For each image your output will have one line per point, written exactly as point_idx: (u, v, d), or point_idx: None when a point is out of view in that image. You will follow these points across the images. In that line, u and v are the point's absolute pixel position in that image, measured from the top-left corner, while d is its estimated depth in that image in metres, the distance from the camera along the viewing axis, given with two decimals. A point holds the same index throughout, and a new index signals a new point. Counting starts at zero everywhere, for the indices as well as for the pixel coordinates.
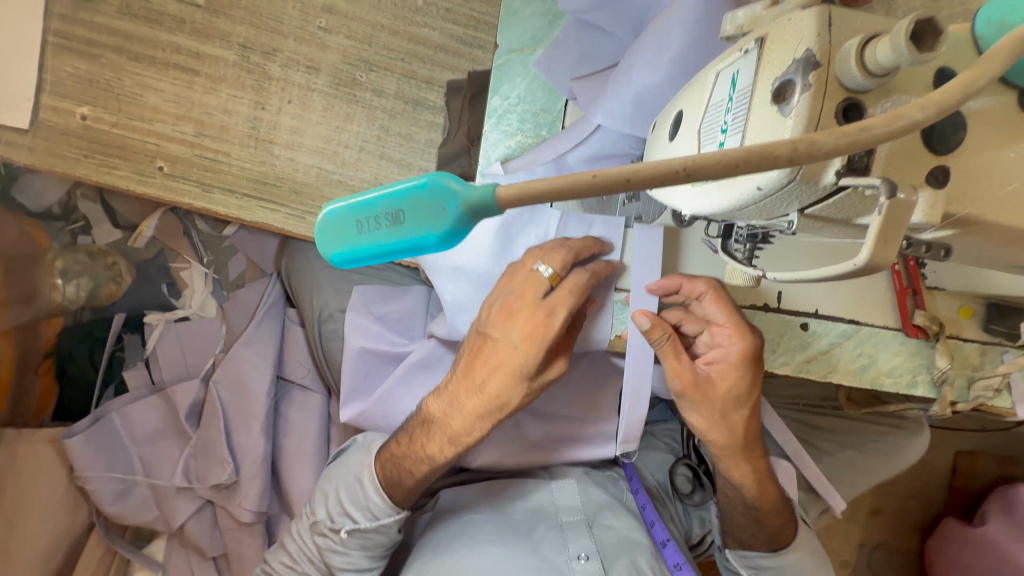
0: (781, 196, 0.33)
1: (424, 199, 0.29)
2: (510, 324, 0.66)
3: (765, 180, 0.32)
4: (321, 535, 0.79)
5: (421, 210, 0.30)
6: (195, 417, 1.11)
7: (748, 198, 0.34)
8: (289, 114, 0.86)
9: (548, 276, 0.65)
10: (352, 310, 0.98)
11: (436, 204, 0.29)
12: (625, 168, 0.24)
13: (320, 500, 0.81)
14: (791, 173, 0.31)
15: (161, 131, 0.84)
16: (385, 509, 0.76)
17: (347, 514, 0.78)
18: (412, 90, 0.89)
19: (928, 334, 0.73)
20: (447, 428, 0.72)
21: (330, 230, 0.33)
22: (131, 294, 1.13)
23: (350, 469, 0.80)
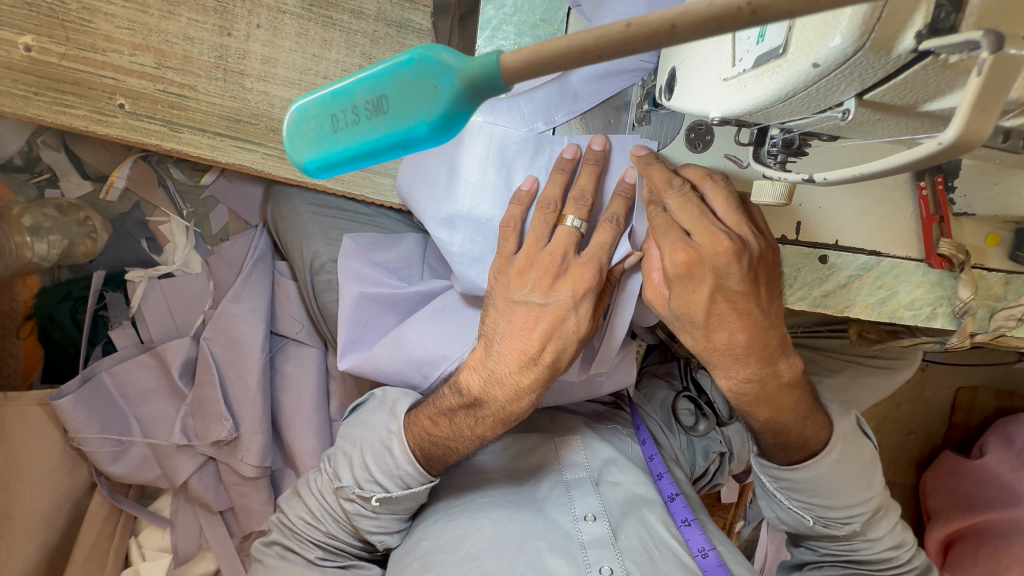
0: (841, 74, 0.28)
1: (410, 79, 0.26)
2: (558, 287, 0.63)
3: (824, 54, 0.28)
4: (346, 500, 0.77)
5: (408, 93, 0.26)
6: (189, 375, 1.08)
7: (800, 82, 0.30)
8: (259, 41, 0.77)
9: (574, 227, 0.63)
10: (345, 257, 0.92)
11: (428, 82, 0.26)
12: (669, 11, 0.22)
13: (344, 465, 0.78)
14: (860, 41, 0.26)
15: (117, 63, 0.75)
16: (417, 477, 0.74)
17: (374, 481, 0.75)
18: (395, 10, 0.80)
19: (953, 263, 0.69)
20: (500, 410, 0.69)
21: (302, 132, 0.29)
22: (110, 251, 1.08)
23: (377, 434, 0.76)
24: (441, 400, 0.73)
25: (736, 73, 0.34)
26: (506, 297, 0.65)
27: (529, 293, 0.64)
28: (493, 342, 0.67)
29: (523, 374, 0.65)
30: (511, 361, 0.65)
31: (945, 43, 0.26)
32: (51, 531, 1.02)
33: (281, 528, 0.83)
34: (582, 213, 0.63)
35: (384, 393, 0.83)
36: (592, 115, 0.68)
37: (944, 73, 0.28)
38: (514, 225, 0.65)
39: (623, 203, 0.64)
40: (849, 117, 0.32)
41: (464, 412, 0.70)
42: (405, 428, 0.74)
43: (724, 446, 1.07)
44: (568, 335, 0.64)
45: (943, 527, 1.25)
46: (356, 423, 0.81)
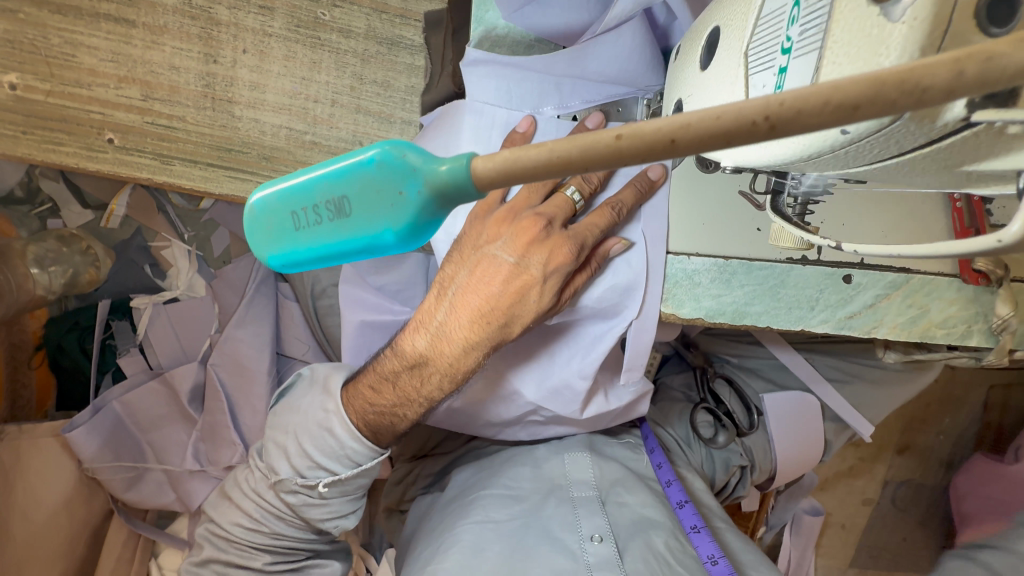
0: (873, 142, 0.27)
1: (372, 179, 0.24)
2: (533, 251, 0.57)
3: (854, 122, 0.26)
4: (289, 493, 0.70)
5: (371, 198, 0.24)
6: (199, 401, 1.09)
7: (826, 147, 0.28)
8: (246, 67, 0.74)
9: (575, 200, 0.58)
10: (345, 282, 0.90)
11: (393, 181, 0.24)
12: (669, 124, 0.20)
13: (278, 457, 0.70)
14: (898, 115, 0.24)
15: (103, 97, 0.73)
16: (366, 454, 0.69)
17: (319, 466, 0.69)
18: (385, 27, 0.76)
19: (989, 279, 0.64)
20: (444, 366, 0.63)
21: (263, 227, 0.27)
22: (114, 278, 1.08)
23: (311, 416, 0.69)
24: (382, 365, 0.67)
25: None
26: (475, 246, 0.60)
27: (500, 248, 0.58)
28: (448, 291, 0.61)
29: (473, 330, 0.60)
30: (466, 331, 0.61)
31: (997, 117, 0.23)
32: (69, 561, 1.02)
33: (214, 540, 0.74)
34: (585, 187, 0.60)
35: (312, 371, 0.75)
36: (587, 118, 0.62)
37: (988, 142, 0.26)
38: (512, 215, 0.58)
39: (634, 193, 0.59)
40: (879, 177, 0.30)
41: (408, 374, 0.65)
42: (346, 404, 0.68)
43: (745, 459, 1.03)
44: (531, 307, 0.59)
45: (973, 532, 1.22)
46: (283, 410, 0.73)
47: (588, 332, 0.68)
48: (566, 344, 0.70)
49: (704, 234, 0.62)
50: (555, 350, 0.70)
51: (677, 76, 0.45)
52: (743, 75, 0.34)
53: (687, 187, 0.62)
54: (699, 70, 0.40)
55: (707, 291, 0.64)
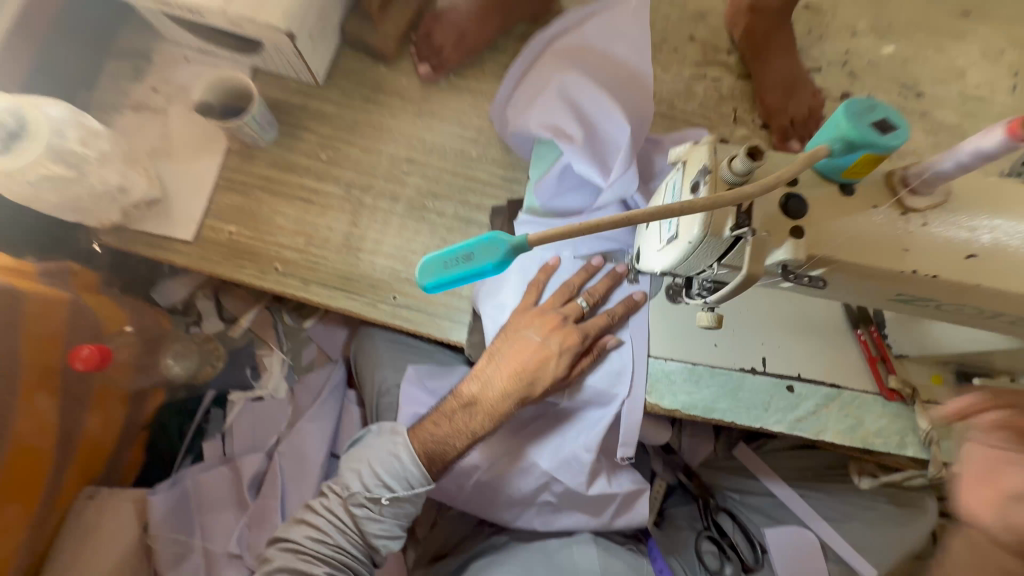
0: (704, 246, 0.53)
1: (485, 244, 0.54)
2: (553, 334, 0.86)
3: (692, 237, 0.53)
4: (356, 506, 0.88)
5: (485, 252, 0.54)
6: (256, 487, 1.24)
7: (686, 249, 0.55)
8: (374, 230, 1.15)
9: (583, 307, 0.89)
10: (407, 382, 1.15)
11: (495, 246, 0.53)
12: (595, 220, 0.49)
13: (353, 477, 0.89)
14: (704, 229, 0.51)
15: (281, 242, 1.14)
16: (419, 479, 0.87)
17: (383, 485, 0.88)
18: (465, 212, 1.17)
19: (902, 395, 0.85)
20: (488, 405, 0.88)
21: (427, 269, 0.54)
22: (222, 378, 1.34)
23: (384, 446, 0.90)
24: (442, 408, 0.92)
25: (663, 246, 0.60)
26: (516, 328, 0.89)
27: (532, 331, 0.87)
28: (496, 356, 0.90)
29: (511, 381, 0.87)
30: (505, 380, 0.88)
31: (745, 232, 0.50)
32: None
33: (284, 555, 0.84)
34: (590, 298, 0.89)
35: (380, 427, 0.95)
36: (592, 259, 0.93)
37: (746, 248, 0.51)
38: (546, 309, 0.89)
39: (625, 305, 0.88)
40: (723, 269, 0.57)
41: (461, 412, 0.89)
42: (412, 439, 0.88)
43: None
44: (548, 373, 0.86)
45: None
46: (360, 448, 0.93)
47: (589, 415, 0.90)
48: (574, 426, 0.91)
49: (677, 345, 0.87)
50: (566, 430, 0.92)
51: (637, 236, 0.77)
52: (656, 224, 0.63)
53: (661, 311, 0.89)
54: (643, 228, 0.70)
55: (682, 388, 0.86)
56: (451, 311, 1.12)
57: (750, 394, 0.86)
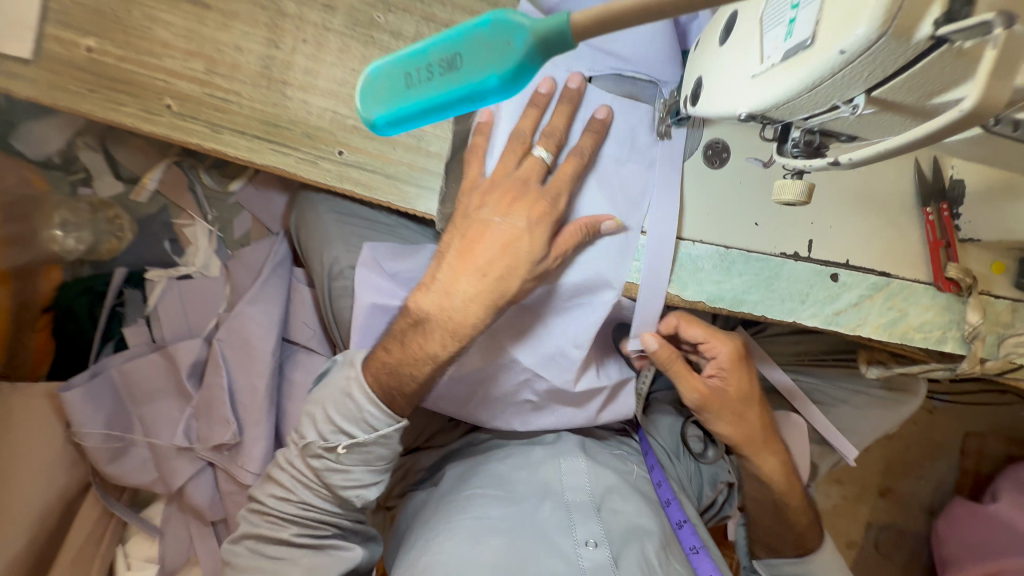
0: (867, 58, 0.36)
1: (485, 38, 0.38)
2: (513, 208, 0.65)
3: (849, 43, 0.35)
4: (314, 458, 0.73)
5: (479, 54, 0.38)
6: (198, 376, 1.08)
7: (827, 67, 0.37)
8: (303, 55, 0.83)
9: (545, 158, 0.66)
10: (363, 266, 0.92)
11: (503, 38, 0.37)
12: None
13: (309, 424, 0.74)
14: (884, 29, 0.34)
15: (170, 67, 0.80)
16: (384, 420, 0.71)
17: (339, 431, 0.71)
18: (430, 34, 0.85)
19: (960, 287, 0.72)
20: (447, 322, 0.68)
21: (377, 92, 0.43)
22: (132, 251, 1.10)
23: (337, 384, 0.72)
24: (392, 327, 0.71)
25: (764, 69, 0.42)
26: (466, 214, 0.68)
27: (486, 212, 0.67)
28: (446, 258, 0.69)
29: (473, 283, 0.66)
30: (475, 288, 0.67)
31: (961, 26, 0.33)
32: (37, 534, 0.99)
33: (250, 516, 0.77)
34: (551, 147, 0.66)
35: (346, 356, 0.78)
36: (614, 91, 0.69)
37: (958, 59, 0.36)
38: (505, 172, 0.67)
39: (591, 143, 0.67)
40: (859, 109, 0.41)
41: (413, 332, 0.69)
42: (364, 369, 0.70)
43: (732, 477, 1.05)
44: (516, 258, 0.66)
45: (958, 575, 1.24)
46: (320, 384, 0.76)
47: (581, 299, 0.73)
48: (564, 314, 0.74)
49: (710, 223, 0.69)
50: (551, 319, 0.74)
51: (698, 59, 0.54)
52: (756, 33, 0.43)
53: (695, 179, 0.69)
54: (720, 44, 0.49)
55: (709, 277, 0.70)
56: (417, 173, 0.88)
57: (789, 284, 0.71)
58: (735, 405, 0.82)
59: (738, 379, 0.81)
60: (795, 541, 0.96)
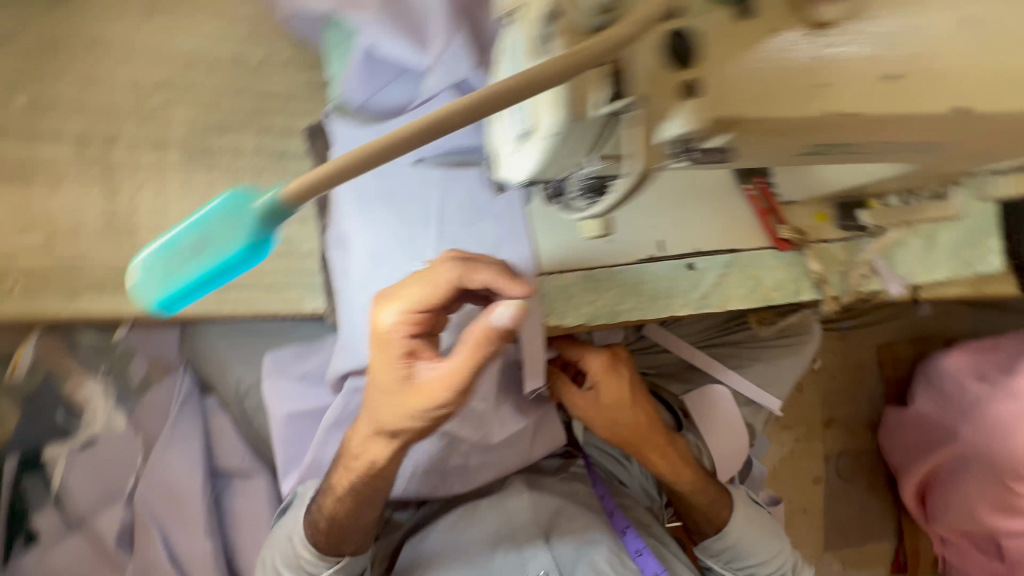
0: (572, 136, 0.46)
1: (222, 217, 0.38)
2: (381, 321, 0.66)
3: (551, 127, 0.45)
4: None
5: (223, 231, 0.38)
6: (130, 542, 1.02)
7: (545, 147, 0.46)
8: (146, 198, 0.82)
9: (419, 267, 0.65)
10: (267, 379, 0.90)
11: (240, 215, 0.38)
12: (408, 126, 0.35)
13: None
14: (568, 114, 0.44)
15: (7, 248, 0.79)
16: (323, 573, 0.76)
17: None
18: (271, 142, 0.86)
19: (793, 244, 0.82)
20: (354, 458, 0.71)
21: (145, 281, 0.39)
22: (22, 433, 1.02)
23: (285, 534, 0.79)
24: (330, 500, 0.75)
25: (511, 149, 0.51)
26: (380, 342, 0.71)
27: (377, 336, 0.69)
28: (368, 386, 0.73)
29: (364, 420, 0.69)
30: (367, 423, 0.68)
31: (617, 105, 0.43)
32: None
33: None
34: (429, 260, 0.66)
35: (304, 488, 0.83)
36: (442, 164, 0.73)
37: (627, 127, 0.45)
38: None
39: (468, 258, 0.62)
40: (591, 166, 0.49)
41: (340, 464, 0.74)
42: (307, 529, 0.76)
43: None
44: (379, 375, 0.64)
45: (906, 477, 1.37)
46: (276, 530, 0.82)
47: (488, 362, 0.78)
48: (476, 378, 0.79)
49: (569, 253, 0.74)
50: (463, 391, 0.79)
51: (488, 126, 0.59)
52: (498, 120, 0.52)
53: (543, 218, 0.74)
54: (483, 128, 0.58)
55: (583, 300, 0.75)
56: (296, 275, 0.89)
57: (656, 285, 0.78)
58: (612, 411, 0.86)
59: (614, 385, 0.86)
60: (709, 513, 0.97)
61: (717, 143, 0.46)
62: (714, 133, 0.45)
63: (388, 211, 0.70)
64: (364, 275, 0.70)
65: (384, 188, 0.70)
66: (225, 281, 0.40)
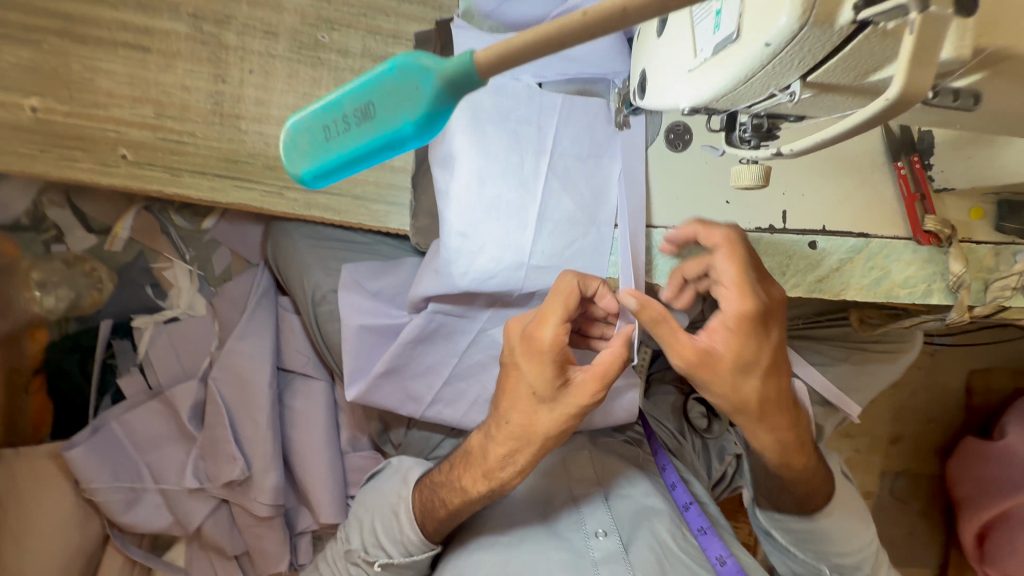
0: (793, 48, 0.35)
1: (393, 84, 0.36)
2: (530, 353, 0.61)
3: (773, 36, 0.35)
4: (355, 565, 0.80)
5: (391, 94, 0.37)
6: (199, 418, 1.08)
7: (756, 59, 0.37)
8: (252, 85, 0.82)
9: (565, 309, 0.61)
10: (343, 290, 0.89)
11: (409, 82, 0.36)
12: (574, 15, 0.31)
13: (355, 530, 0.81)
14: (804, 19, 0.33)
15: (119, 117, 0.81)
16: (419, 545, 0.76)
17: (380, 546, 0.78)
18: (379, 46, 0.84)
19: (940, 238, 0.70)
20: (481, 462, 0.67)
21: (298, 145, 0.40)
22: (115, 301, 1.08)
23: (386, 499, 0.79)
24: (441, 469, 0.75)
25: (697, 64, 0.41)
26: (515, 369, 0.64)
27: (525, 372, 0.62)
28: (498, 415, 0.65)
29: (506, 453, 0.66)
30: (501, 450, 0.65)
31: (877, 10, 0.32)
32: None
33: None
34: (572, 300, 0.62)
35: (400, 459, 0.85)
36: (564, 91, 0.71)
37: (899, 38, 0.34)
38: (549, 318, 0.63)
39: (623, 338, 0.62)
40: (796, 97, 0.40)
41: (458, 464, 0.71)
42: (413, 497, 0.76)
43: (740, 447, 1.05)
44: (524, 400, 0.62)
45: (975, 513, 1.27)
46: (371, 490, 0.83)
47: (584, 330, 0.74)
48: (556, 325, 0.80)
49: (685, 208, 0.70)
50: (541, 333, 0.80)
51: (640, 50, 0.52)
52: (688, 24, 0.42)
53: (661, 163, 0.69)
54: (656, 38, 0.48)
55: None
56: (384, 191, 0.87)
57: (764, 263, 0.72)
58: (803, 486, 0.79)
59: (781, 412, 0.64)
60: (800, 501, 0.75)
61: (959, 83, 0.43)
62: (967, 72, 0.41)
63: (502, 130, 0.69)
64: (470, 196, 0.68)
65: (499, 108, 0.69)
66: (369, 160, 0.40)
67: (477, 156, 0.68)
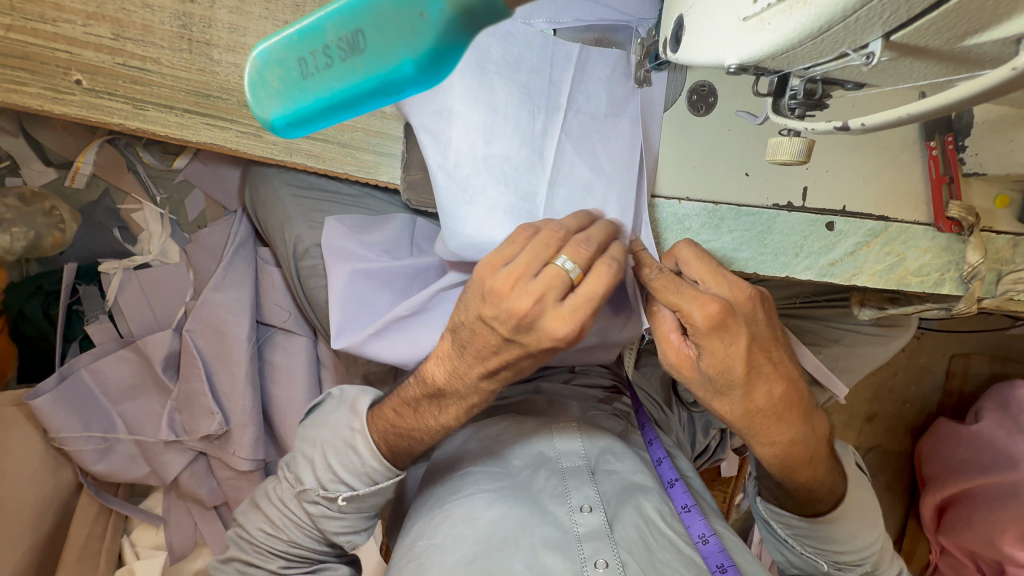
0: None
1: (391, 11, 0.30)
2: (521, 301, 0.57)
3: None
4: (311, 503, 0.74)
5: (388, 25, 0.30)
6: (174, 369, 1.04)
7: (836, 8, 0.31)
8: (225, 8, 0.72)
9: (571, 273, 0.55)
10: (331, 242, 0.83)
11: (412, 9, 0.29)
12: None
13: (306, 468, 0.75)
14: None
15: (71, 34, 0.71)
16: (384, 473, 0.72)
17: (340, 481, 0.72)
18: None
19: (962, 226, 0.66)
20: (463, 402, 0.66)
21: (267, 83, 0.34)
22: (81, 242, 1.01)
23: (338, 432, 0.73)
24: (404, 391, 0.70)
25: (757, 10, 0.36)
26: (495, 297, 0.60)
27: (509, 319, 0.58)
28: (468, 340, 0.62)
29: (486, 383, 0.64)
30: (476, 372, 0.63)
31: None
32: (36, 536, 1.00)
33: (240, 543, 0.79)
34: (580, 256, 0.56)
35: (341, 391, 0.79)
36: (581, 39, 0.65)
37: None
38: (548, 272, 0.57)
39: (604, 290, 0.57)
40: (871, 61, 0.35)
41: (428, 404, 0.68)
42: (369, 424, 0.71)
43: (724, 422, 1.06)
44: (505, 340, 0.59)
45: (939, 492, 1.31)
46: (312, 424, 0.77)
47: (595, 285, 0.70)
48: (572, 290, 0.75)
49: (695, 179, 0.68)
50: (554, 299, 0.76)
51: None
52: None
53: (678, 128, 0.67)
54: None
55: (698, 236, 0.68)
56: (374, 140, 0.80)
57: (776, 242, 0.68)
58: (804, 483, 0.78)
59: (777, 421, 0.64)
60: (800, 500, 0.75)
61: None
62: None
63: (510, 82, 0.63)
64: (474, 153, 0.62)
65: (509, 56, 0.63)
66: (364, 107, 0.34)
67: (483, 108, 0.62)
